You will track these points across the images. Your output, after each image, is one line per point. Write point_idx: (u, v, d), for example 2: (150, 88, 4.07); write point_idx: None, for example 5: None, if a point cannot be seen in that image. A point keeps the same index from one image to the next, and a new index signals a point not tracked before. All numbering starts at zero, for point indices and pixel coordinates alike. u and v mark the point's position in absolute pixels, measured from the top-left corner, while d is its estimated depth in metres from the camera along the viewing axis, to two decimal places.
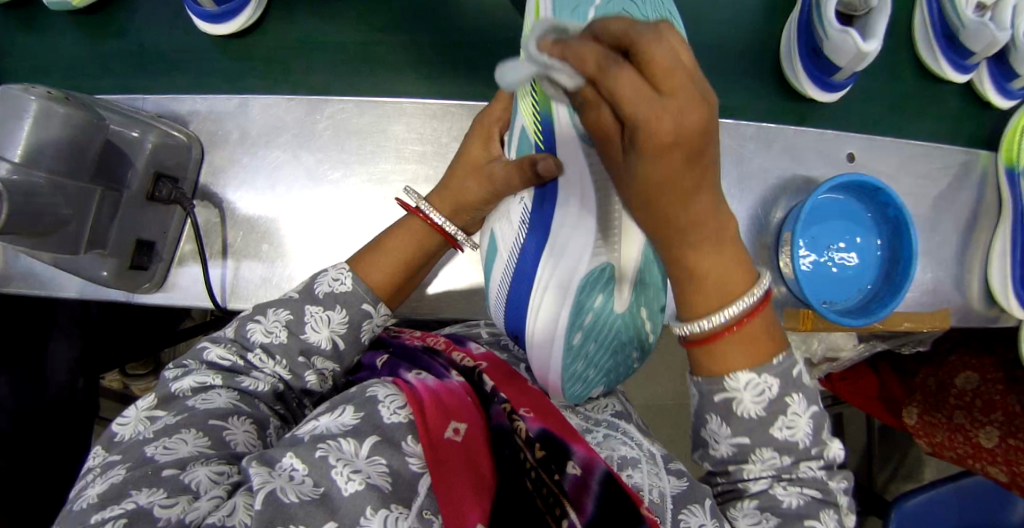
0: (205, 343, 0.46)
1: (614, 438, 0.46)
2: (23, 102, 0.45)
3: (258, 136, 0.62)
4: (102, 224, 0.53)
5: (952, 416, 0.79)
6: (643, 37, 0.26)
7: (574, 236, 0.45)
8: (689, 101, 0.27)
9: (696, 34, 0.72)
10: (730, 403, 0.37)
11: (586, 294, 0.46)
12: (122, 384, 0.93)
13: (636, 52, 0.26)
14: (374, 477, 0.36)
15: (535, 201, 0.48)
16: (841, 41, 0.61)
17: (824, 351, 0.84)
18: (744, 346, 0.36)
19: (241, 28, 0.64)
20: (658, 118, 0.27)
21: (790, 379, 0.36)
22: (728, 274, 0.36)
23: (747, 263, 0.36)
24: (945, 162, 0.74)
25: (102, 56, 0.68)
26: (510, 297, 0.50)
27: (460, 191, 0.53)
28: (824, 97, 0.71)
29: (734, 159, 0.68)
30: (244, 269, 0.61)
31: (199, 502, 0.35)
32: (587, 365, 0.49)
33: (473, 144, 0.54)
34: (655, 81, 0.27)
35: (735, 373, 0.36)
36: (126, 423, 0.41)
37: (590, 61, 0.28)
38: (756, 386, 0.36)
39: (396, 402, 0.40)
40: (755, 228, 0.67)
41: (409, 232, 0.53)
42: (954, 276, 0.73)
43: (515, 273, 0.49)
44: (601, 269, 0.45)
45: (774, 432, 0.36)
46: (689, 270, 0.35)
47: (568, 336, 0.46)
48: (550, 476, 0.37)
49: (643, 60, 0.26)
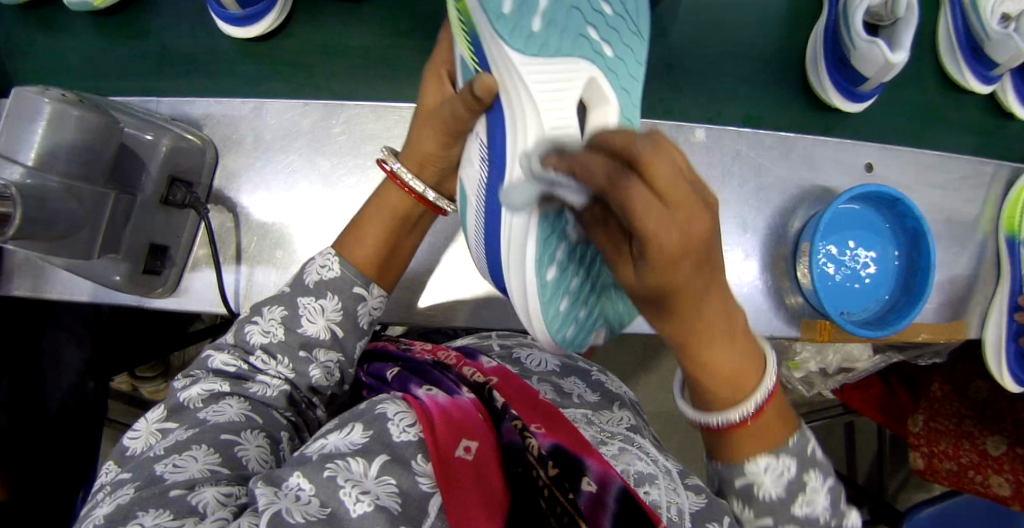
0: (209, 351, 0.47)
1: (629, 451, 0.45)
2: (39, 106, 0.45)
3: (272, 140, 0.62)
4: (115, 228, 0.53)
5: (959, 423, 0.78)
6: (644, 157, 0.29)
7: (525, 153, 0.38)
8: (693, 209, 0.30)
9: (717, 41, 0.71)
10: (750, 487, 0.40)
11: (556, 220, 0.38)
12: (131, 385, 0.93)
13: (638, 164, 0.29)
14: (383, 498, 0.36)
15: (490, 135, 0.42)
16: (869, 50, 0.61)
17: (838, 362, 0.81)
18: (757, 437, 0.39)
19: (263, 33, 0.64)
20: (670, 229, 0.30)
21: (806, 458, 0.40)
22: (734, 361, 0.37)
23: (750, 341, 0.38)
24: (967, 171, 0.72)
25: (119, 57, 0.68)
26: (489, 243, 0.43)
27: (421, 144, 0.49)
28: (854, 109, 0.70)
29: (752, 167, 0.66)
30: (257, 274, 0.60)
31: (204, 524, 0.34)
32: (575, 302, 0.41)
33: (426, 93, 0.50)
34: (661, 193, 0.29)
35: (753, 459, 0.39)
36: (137, 436, 0.42)
37: (600, 174, 0.30)
38: (775, 470, 0.39)
39: (405, 420, 0.40)
40: (772, 238, 0.66)
41: (390, 199, 0.51)
42: (974, 288, 0.71)
43: (487, 216, 0.42)
44: (568, 191, 0.38)
45: (796, 510, 0.39)
46: (702, 364, 0.37)
47: (539, 272, 0.38)
48: (563, 494, 0.36)
49: (649, 178, 0.29)
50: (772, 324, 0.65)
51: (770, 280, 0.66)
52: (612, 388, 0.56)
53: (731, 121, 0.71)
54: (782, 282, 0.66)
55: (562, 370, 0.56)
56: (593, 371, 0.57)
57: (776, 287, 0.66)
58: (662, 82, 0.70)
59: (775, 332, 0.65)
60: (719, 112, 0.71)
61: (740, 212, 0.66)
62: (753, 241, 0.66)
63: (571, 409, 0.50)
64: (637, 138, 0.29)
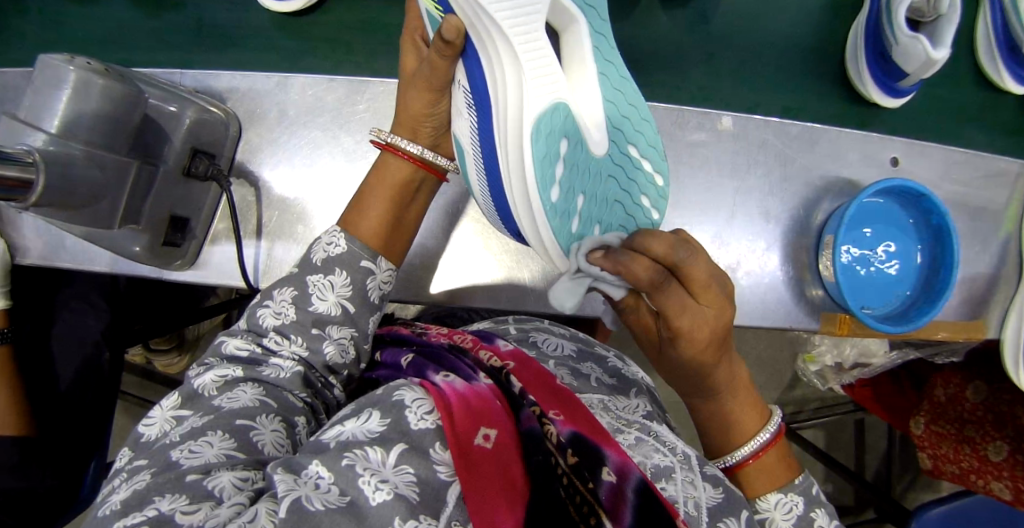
0: (222, 338, 0.48)
1: (647, 442, 0.44)
2: (64, 73, 0.45)
3: (296, 116, 0.61)
4: (136, 200, 0.53)
5: (961, 427, 0.78)
6: (684, 263, 0.38)
7: (506, 86, 0.37)
8: (718, 304, 0.40)
9: (750, 29, 0.70)
10: (764, 521, 0.44)
11: (548, 139, 0.38)
12: (145, 359, 0.94)
13: (678, 270, 0.38)
14: (401, 487, 0.36)
15: (467, 75, 0.41)
16: (910, 45, 0.60)
17: (855, 357, 0.79)
18: (766, 473, 0.45)
19: (300, 8, 0.64)
20: (697, 320, 0.40)
21: (813, 496, 0.45)
22: (746, 418, 0.46)
23: (760, 405, 0.47)
24: (997, 171, 0.70)
25: (149, 29, 0.67)
26: (488, 183, 0.43)
27: (411, 108, 0.49)
28: (890, 104, 0.68)
29: (777, 158, 0.65)
30: (277, 249, 0.60)
31: (221, 509, 0.35)
32: (582, 222, 0.41)
33: (408, 62, 0.50)
34: (693, 288, 0.39)
35: (765, 497, 0.44)
36: (152, 423, 0.43)
37: (644, 278, 0.37)
38: (785, 505, 0.44)
39: (423, 407, 0.40)
40: (794, 229, 0.65)
41: (391, 170, 0.52)
42: (998, 289, 0.70)
43: (482, 157, 0.41)
44: (553, 109, 0.38)
45: None
46: (719, 413, 0.46)
47: (547, 198, 0.38)
48: (583, 483, 0.36)
49: (686, 276, 0.38)
50: (792, 316, 0.64)
51: (791, 272, 0.65)
52: (628, 375, 0.56)
53: (758, 110, 0.70)
54: (803, 274, 0.65)
55: (577, 355, 0.56)
56: (609, 358, 0.57)
57: (796, 279, 0.65)
58: (692, 68, 0.69)
59: (794, 325, 0.64)
60: (747, 101, 0.70)
61: (764, 202, 0.65)
62: (774, 231, 0.65)
63: (588, 395, 0.49)
64: (677, 249, 0.37)
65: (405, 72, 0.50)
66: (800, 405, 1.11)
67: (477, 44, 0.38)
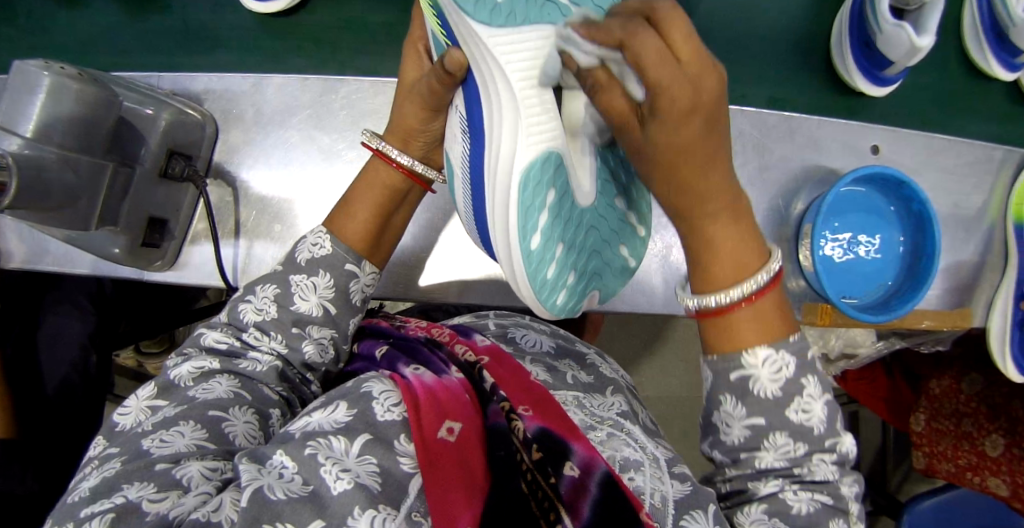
0: (201, 330, 0.48)
1: (617, 437, 0.44)
2: (37, 78, 0.45)
3: (272, 115, 0.62)
4: (113, 202, 0.53)
5: (958, 423, 0.76)
6: (662, 14, 0.30)
7: (501, 126, 0.36)
8: (705, 70, 0.31)
9: (728, 20, 0.70)
10: (746, 381, 0.38)
11: (535, 188, 0.36)
12: (136, 361, 0.95)
13: (654, 22, 0.31)
14: (364, 476, 0.36)
15: (467, 107, 0.40)
16: (894, 34, 0.59)
17: (841, 347, 0.78)
18: (759, 324, 0.38)
19: (283, 9, 0.65)
20: (676, 82, 0.31)
21: (805, 363, 0.39)
22: (733, 247, 0.38)
23: (755, 241, 0.39)
24: (978, 157, 0.69)
25: (130, 34, 0.68)
26: (474, 210, 0.41)
27: (402, 114, 0.49)
28: (878, 93, 0.68)
29: (755, 148, 0.65)
30: (256, 248, 0.60)
31: (187, 497, 0.35)
32: (560, 270, 0.40)
33: (407, 67, 0.50)
34: (676, 49, 0.30)
35: (751, 349, 0.38)
36: (127, 412, 0.43)
37: (618, 29, 0.31)
38: (774, 364, 0.38)
39: (391, 399, 0.40)
40: (774, 220, 0.65)
41: (376, 174, 0.52)
42: (981, 276, 0.69)
43: (472, 188, 0.40)
44: (545, 158, 0.36)
45: (788, 414, 0.38)
46: (704, 238, 0.38)
47: (524, 243, 0.37)
48: (545, 479, 0.37)
49: (667, 30, 0.30)
50: None
51: None
52: (607, 374, 0.56)
53: (735, 100, 0.70)
54: (783, 265, 0.65)
55: (556, 352, 0.56)
56: (588, 356, 0.57)
57: None
58: None
59: None
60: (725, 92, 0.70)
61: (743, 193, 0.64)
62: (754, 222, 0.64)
63: (562, 391, 0.49)
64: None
65: (404, 83, 0.51)
66: None
67: (479, 80, 0.37)
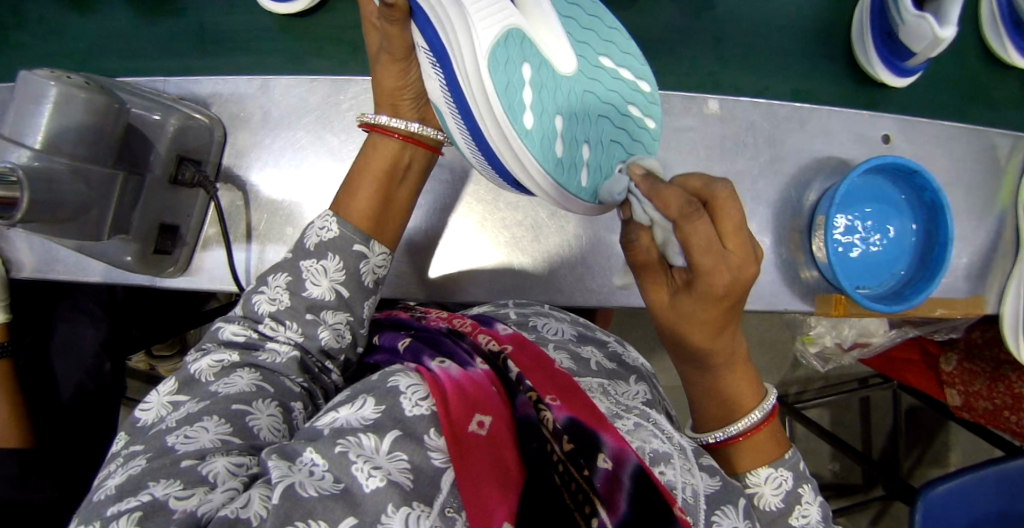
0: (220, 324, 0.48)
1: (645, 428, 0.43)
2: (45, 88, 0.44)
3: (280, 117, 0.61)
4: (124, 210, 0.53)
5: (996, 366, 0.74)
6: (719, 197, 0.37)
7: (453, 26, 0.35)
8: (743, 261, 0.37)
9: (738, 9, 0.69)
10: (753, 497, 0.43)
11: (507, 66, 0.35)
12: (148, 364, 0.95)
13: (714, 208, 0.37)
14: (395, 474, 0.35)
15: (423, 34, 0.39)
16: (916, 25, 0.59)
17: (854, 337, 0.79)
18: (751, 451, 0.44)
19: (296, 11, 0.64)
20: (718, 271, 0.36)
21: (801, 473, 0.45)
22: (743, 390, 0.45)
23: (756, 383, 0.46)
24: (992, 144, 0.69)
25: (133, 38, 0.67)
26: (470, 140, 0.40)
27: (387, 84, 0.50)
28: (901, 84, 0.67)
29: (766, 139, 0.64)
30: (269, 251, 0.60)
31: (214, 494, 0.35)
32: (567, 142, 0.39)
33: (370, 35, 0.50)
34: (725, 235, 0.37)
35: (755, 471, 0.44)
36: (149, 408, 0.43)
37: (674, 206, 0.36)
38: (774, 480, 0.43)
39: (418, 393, 0.40)
40: (787, 210, 0.64)
41: (380, 152, 0.52)
42: (996, 264, 0.69)
43: (460, 116, 0.38)
44: (505, 35, 0.35)
45: (792, 520, 0.43)
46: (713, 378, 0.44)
47: (518, 122, 0.36)
48: (578, 471, 0.36)
49: (718, 220, 0.37)
50: (786, 298, 0.64)
51: (785, 252, 0.64)
52: (629, 361, 0.55)
53: (745, 91, 0.69)
54: (797, 256, 0.64)
55: (578, 339, 0.55)
56: (610, 343, 0.56)
57: (790, 260, 0.64)
58: (679, 52, 0.68)
59: (788, 307, 0.64)
60: (736, 83, 0.69)
61: (754, 184, 0.64)
62: (765, 213, 0.64)
63: (587, 378, 0.49)
64: (715, 182, 0.38)
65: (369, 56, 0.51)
66: (803, 385, 1.11)
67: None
